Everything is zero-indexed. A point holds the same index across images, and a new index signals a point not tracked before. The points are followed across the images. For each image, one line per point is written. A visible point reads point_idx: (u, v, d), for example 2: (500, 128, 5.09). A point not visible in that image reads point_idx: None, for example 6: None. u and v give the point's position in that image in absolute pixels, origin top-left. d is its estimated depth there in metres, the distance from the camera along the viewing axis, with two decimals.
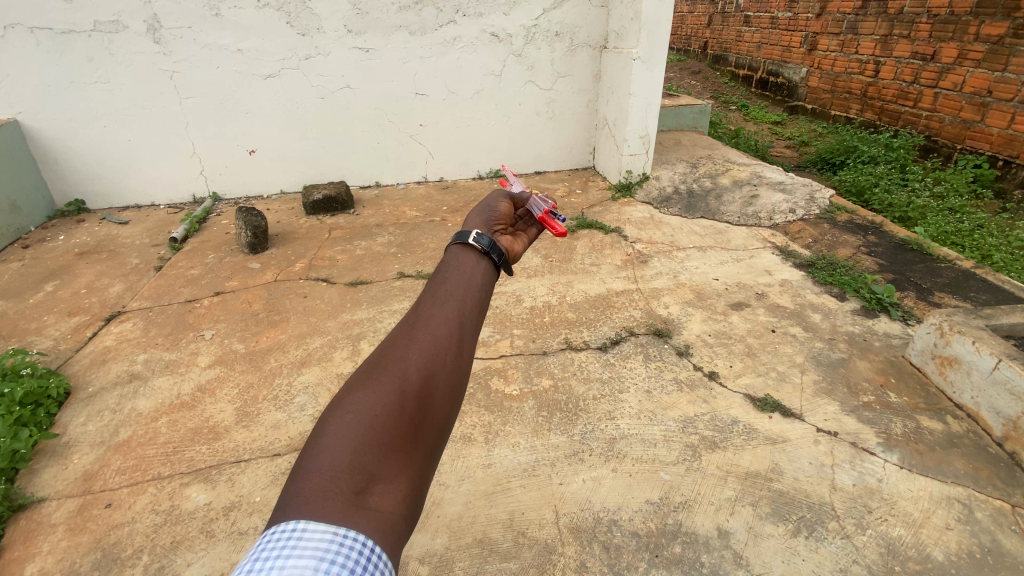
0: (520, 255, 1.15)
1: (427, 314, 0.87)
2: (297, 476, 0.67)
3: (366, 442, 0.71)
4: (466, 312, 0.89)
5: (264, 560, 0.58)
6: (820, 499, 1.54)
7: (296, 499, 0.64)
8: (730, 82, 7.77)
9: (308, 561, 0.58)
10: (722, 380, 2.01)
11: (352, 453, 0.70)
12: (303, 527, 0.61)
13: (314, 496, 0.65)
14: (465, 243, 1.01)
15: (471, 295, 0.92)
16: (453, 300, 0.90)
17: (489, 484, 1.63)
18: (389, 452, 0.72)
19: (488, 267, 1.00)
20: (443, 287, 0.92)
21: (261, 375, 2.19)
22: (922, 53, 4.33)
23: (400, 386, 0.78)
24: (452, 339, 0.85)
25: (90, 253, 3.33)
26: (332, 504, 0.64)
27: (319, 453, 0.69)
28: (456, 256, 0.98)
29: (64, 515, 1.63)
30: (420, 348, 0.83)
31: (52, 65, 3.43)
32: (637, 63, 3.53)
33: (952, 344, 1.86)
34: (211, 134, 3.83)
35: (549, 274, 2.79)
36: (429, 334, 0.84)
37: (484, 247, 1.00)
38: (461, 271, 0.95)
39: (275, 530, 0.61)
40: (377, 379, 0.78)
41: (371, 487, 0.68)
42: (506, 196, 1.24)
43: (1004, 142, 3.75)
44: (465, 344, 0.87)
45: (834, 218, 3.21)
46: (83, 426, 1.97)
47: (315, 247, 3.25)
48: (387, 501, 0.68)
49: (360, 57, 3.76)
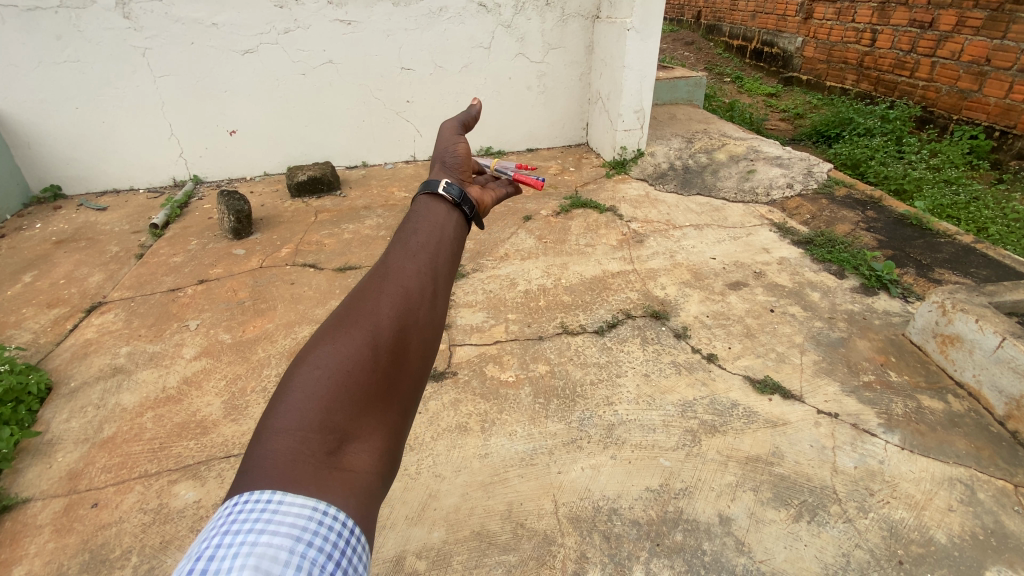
0: (491, 208, 1.09)
1: (397, 266, 0.79)
2: (263, 436, 0.61)
3: (338, 399, 0.65)
4: (440, 266, 0.82)
5: (234, 534, 0.53)
6: (821, 483, 1.52)
7: (264, 463, 0.59)
8: (724, 53, 7.60)
9: (284, 539, 0.54)
10: (721, 362, 1.98)
11: (322, 410, 0.64)
12: (278, 498, 0.57)
13: (281, 460, 0.59)
14: (434, 193, 0.95)
15: (443, 248, 0.85)
16: (425, 254, 0.82)
17: (486, 474, 1.59)
18: (362, 410, 0.66)
19: (459, 220, 0.94)
20: (415, 239, 0.84)
21: (249, 366, 2.12)
22: (920, 20, 4.22)
23: (371, 340, 0.70)
24: (426, 292, 0.78)
25: (69, 241, 3.21)
26: (304, 469, 0.59)
27: (286, 411, 0.63)
28: (426, 207, 0.91)
29: (50, 516, 1.58)
30: (391, 301, 0.75)
31: (19, 44, 3.25)
32: (631, 33, 3.39)
33: (954, 322, 1.83)
34: (189, 114, 3.67)
35: (544, 256, 2.72)
36: (401, 286, 0.77)
37: (456, 198, 0.95)
38: (433, 222, 0.88)
39: (246, 499, 0.56)
40: (346, 333, 0.70)
41: (344, 446, 0.63)
42: (460, 124, 1.15)
43: (1001, 111, 3.70)
44: (439, 297, 0.79)
45: (832, 192, 3.16)
46: (66, 423, 1.91)
47: (302, 231, 3.15)
48: (362, 460, 0.64)
49: (342, 30, 3.60)
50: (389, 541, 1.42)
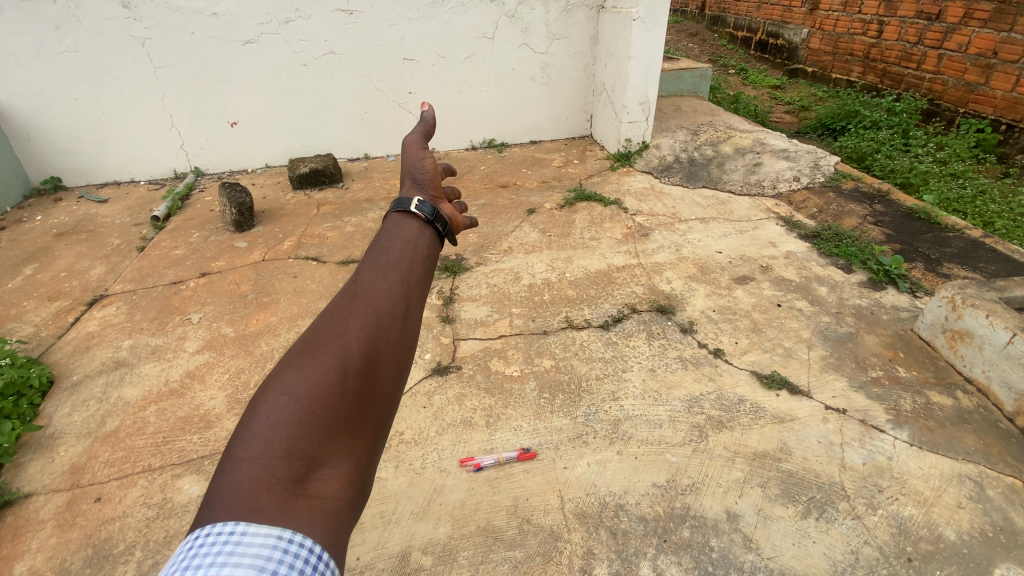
0: (466, 226, 1.02)
1: (367, 285, 0.73)
2: (227, 466, 0.57)
3: (304, 425, 0.60)
4: (412, 283, 0.76)
5: (196, 567, 0.51)
6: (830, 479, 1.51)
7: (226, 496, 0.56)
8: (728, 45, 7.52)
9: (246, 569, 0.50)
10: (728, 357, 1.97)
11: (288, 437, 0.59)
12: (242, 529, 0.54)
13: (244, 491, 0.56)
14: (405, 210, 0.89)
15: (417, 266, 0.79)
16: (397, 272, 0.76)
17: (491, 469, 1.58)
18: (331, 436, 0.61)
19: (432, 237, 0.88)
20: (386, 257, 0.78)
21: (252, 360, 2.11)
22: (927, 12, 4.16)
23: (340, 363, 0.65)
24: (397, 310, 0.72)
25: (69, 233, 3.20)
26: (267, 498, 0.55)
27: (252, 439, 0.59)
28: (397, 224, 0.86)
29: (52, 511, 1.57)
30: (361, 321, 0.69)
31: (17, 34, 3.21)
32: (636, 24, 3.34)
33: (964, 317, 1.81)
34: (190, 106, 3.64)
35: (548, 250, 2.70)
36: (371, 305, 0.71)
37: (428, 215, 0.89)
38: (404, 239, 0.83)
39: (209, 530, 0.54)
40: (313, 357, 0.65)
41: (312, 472, 0.59)
42: (422, 137, 1.05)
43: (1008, 105, 3.66)
44: (412, 316, 0.73)
45: (839, 185, 3.12)
46: (69, 416, 1.90)
47: (304, 223, 3.13)
48: (331, 486, 0.59)
49: (343, 20, 3.55)
50: (394, 536, 1.42)
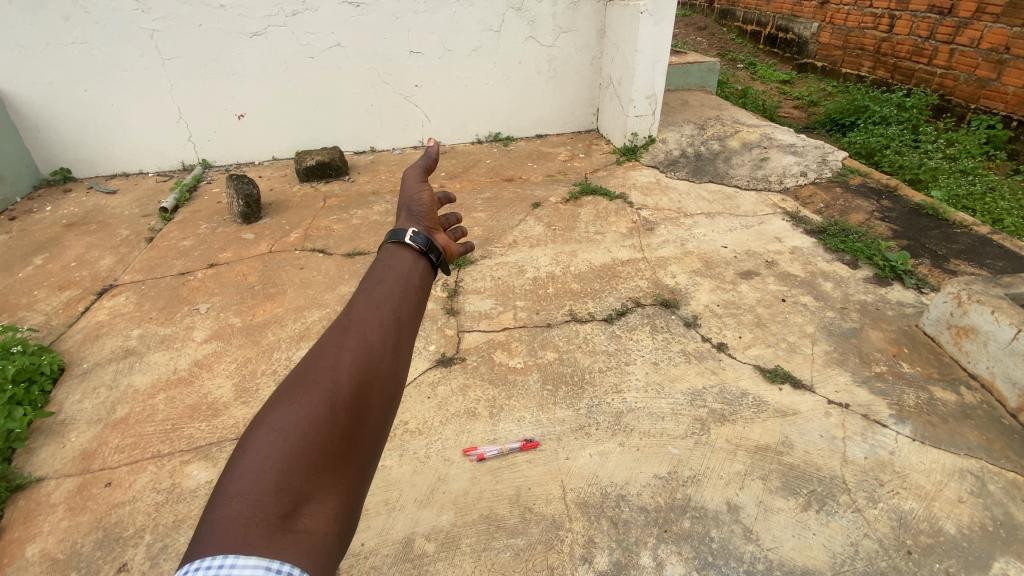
0: (462, 254, 1.03)
1: (359, 318, 0.75)
2: (216, 502, 0.57)
3: (294, 460, 0.61)
4: (403, 316, 0.77)
5: None
6: (831, 472, 1.51)
7: (214, 531, 0.55)
8: (737, 39, 7.45)
9: None
10: (731, 351, 1.97)
11: (277, 473, 0.59)
12: (231, 562, 0.53)
13: (233, 527, 0.55)
14: (400, 241, 0.90)
15: (408, 298, 0.80)
16: (389, 304, 0.77)
17: (494, 459, 1.60)
18: (320, 470, 0.62)
19: (426, 268, 0.89)
20: (378, 289, 0.80)
21: (259, 350, 2.13)
22: (940, 6, 4.12)
23: (330, 398, 0.66)
24: (387, 344, 0.73)
25: (79, 224, 3.23)
26: (256, 532, 0.55)
27: (242, 475, 0.59)
28: (390, 256, 0.87)
29: (64, 495, 1.61)
30: (352, 355, 0.71)
31: (26, 25, 3.23)
32: (644, 17, 3.32)
33: (969, 313, 1.81)
34: (198, 98, 3.66)
35: (553, 243, 2.71)
36: (362, 340, 0.72)
37: (422, 245, 0.90)
38: (397, 270, 0.84)
39: (197, 564, 0.53)
40: (304, 392, 0.66)
41: (301, 507, 0.59)
42: (421, 171, 1.07)
43: (1019, 101, 3.62)
44: (402, 349, 0.75)
45: (846, 180, 3.10)
46: (79, 403, 1.93)
47: (310, 216, 3.15)
48: (319, 520, 0.60)
49: (350, 12, 3.55)
50: (398, 522, 1.44)
